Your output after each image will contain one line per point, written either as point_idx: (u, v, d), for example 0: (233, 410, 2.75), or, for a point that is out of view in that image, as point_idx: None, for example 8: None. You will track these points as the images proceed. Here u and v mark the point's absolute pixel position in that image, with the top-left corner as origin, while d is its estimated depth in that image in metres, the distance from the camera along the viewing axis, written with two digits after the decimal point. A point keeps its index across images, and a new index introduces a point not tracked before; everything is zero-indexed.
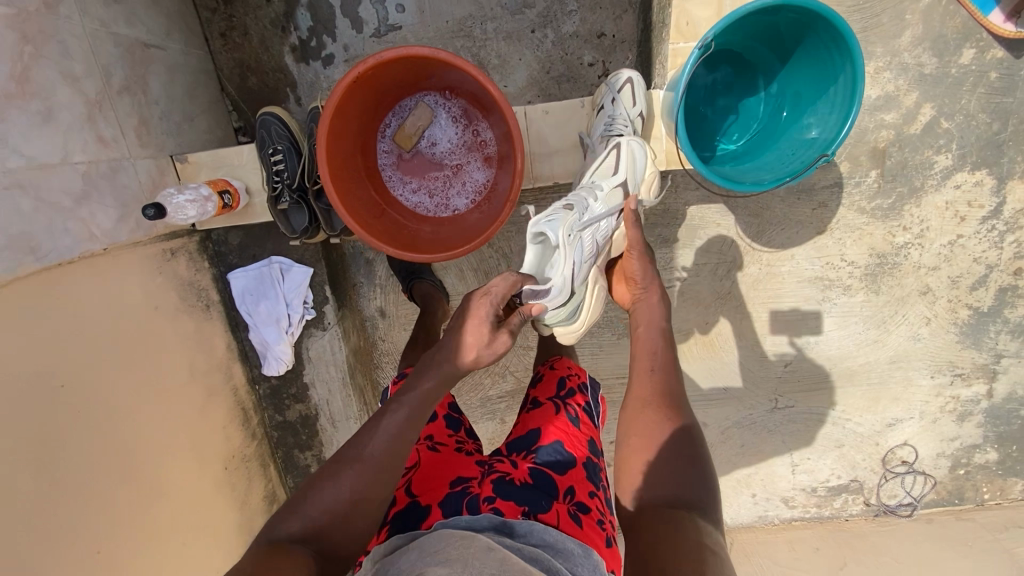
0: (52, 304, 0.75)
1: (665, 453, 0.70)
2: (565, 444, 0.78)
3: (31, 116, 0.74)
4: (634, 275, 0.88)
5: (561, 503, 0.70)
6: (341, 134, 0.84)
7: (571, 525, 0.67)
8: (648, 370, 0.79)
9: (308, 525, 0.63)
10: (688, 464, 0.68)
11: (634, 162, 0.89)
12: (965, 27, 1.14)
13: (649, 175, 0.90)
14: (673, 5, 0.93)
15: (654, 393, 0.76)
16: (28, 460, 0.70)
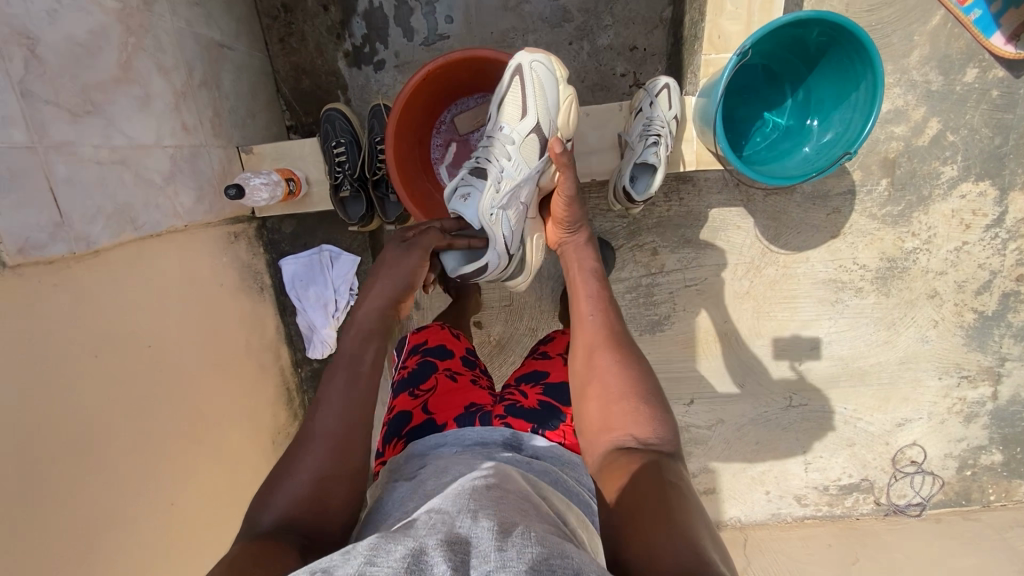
0: (146, 269, 0.81)
1: (612, 390, 0.69)
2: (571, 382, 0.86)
3: (134, 101, 0.81)
4: (570, 219, 0.85)
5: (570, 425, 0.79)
6: (406, 127, 0.92)
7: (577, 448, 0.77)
8: (586, 316, 0.78)
9: (285, 511, 0.60)
10: (632, 394, 0.68)
11: (542, 100, 0.83)
12: (969, 48, 1.24)
13: (564, 107, 0.86)
14: (707, 20, 1.02)
15: (598, 335, 0.75)
16: (122, 413, 0.75)
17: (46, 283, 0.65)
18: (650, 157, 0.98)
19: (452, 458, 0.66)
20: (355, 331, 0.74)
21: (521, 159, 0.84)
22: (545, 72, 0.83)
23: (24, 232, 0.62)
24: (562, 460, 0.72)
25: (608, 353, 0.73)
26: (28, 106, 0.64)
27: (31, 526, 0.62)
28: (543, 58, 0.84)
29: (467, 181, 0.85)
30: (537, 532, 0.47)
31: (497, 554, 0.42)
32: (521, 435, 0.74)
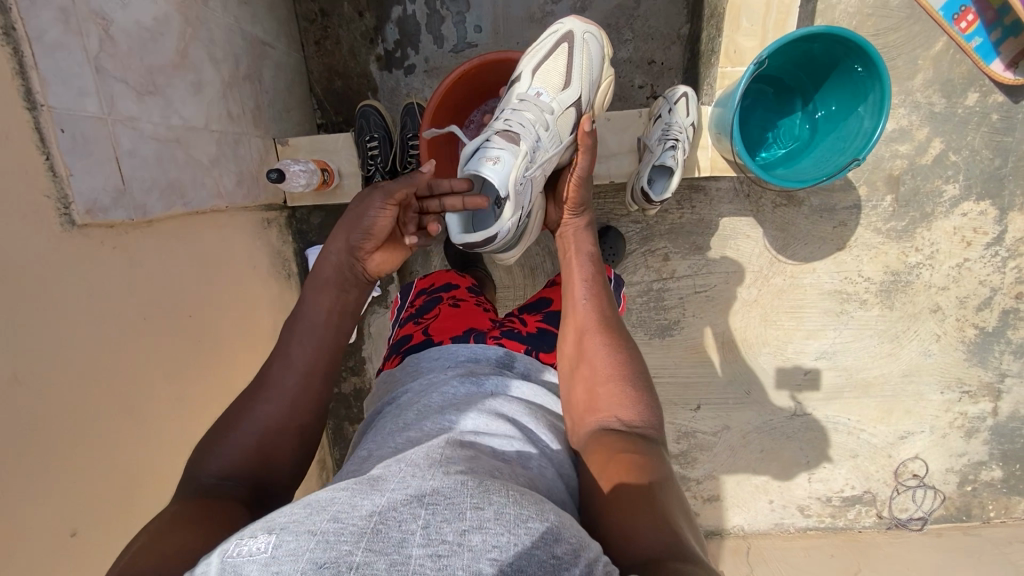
0: (190, 244, 0.85)
1: (601, 375, 0.71)
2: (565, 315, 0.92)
3: (189, 86, 0.87)
4: (576, 202, 0.87)
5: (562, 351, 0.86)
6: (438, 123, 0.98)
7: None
8: (579, 300, 0.80)
9: (236, 460, 0.64)
10: (620, 380, 0.70)
11: (588, 74, 0.91)
12: (970, 74, 1.30)
13: (602, 84, 0.95)
14: (724, 35, 1.08)
15: (589, 319, 0.77)
16: (158, 377, 0.78)
17: (106, 245, 0.69)
18: (668, 160, 1.03)
19: (433, 400, 0.68)
20: (313, 291, 0.77)
21: (558, 127, 0.89)
22: (595, 47, 0.92)
23: (91, 195, 0.66)
24: (543, 402, 0.74)
25: (598, 337, 0.75)
26: (102, 81, 0.68)
27: (80, 474, 0.65)
28: (595, 33, 0.93)
29: (497, 144, 0.84)
30: (511, 489, 0.47)
31: (472, 513, 0.43)
32: (515, 355, 0.80)
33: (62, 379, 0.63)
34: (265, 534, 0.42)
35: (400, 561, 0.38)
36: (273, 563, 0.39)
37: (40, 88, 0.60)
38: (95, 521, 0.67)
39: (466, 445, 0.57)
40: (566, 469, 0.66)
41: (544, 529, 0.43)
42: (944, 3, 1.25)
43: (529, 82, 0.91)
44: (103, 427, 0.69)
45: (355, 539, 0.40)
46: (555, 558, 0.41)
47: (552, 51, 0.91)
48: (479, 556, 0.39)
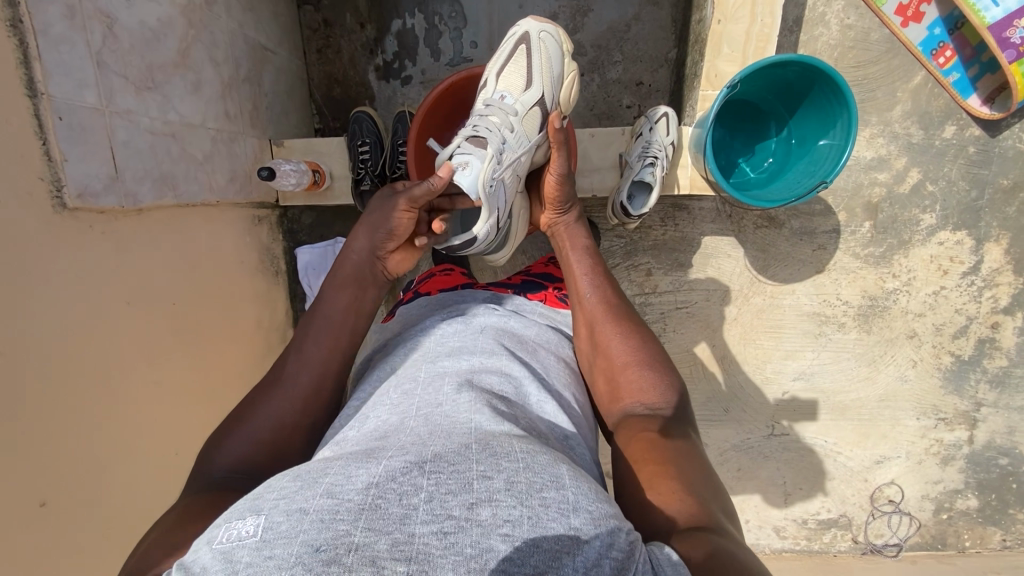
0: (179, 234, 0.88)
1: (617, 362, 0.78)
2: (549, 270, 1.04)
3: (188, 85, 0.91)
4: (559, 199, 0.94)
5: (550, 292, 0.97)
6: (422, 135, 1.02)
7: (557, 304, 0.94)
8: (585, 294, 0.86)
9: (220, 448, 0.67)
10: (636, 359, 0.77)
11: (548, 72, 0.93)
12: (948, 107, 1.35)
13: (567, 80, 0.96)
14: (705, 60, 1.12)
15: (596, 309, 0.84)
16: (139, 360, 0.80)
17: (95, 229, 0.73)
18: (646, 176, 1.07)
19: (434, 360, 0.72)
20: (333, 288, 0.83)
21: (524, 126, 0.91)
22: (553, 46, 0.94)
23: (83, 180, 0.70)
24: (516, 328, 0.83)
25: (604, 321, 0.82)
26: (103, 75, 0.72)
27: (55, 449, 0.67)
28: (552, 32, 0.95)
29: (465, 150, 0.88)
30: (517, 453, 0.51)
31: (479, 487, 0.46)
32: (502, 296, 0.91)
33: (42, 354, 0.65)
34: (253, 516, 0.45)
35: (403, 540, 0.41)
36: (265, 546, 0.42)
37: (42, 77, 0.64)
38: (69, 497, 0.69)
39: (467, 405, 0.60)
40: (574, 413, 0.73)
41: (559, 497, 0.47)
42: (923, 39, 1.30)
43: (493, 87, 0.94)
44: (81, 405, 0.71)
45: (353, 517, 0.43)
46: (572, 531, 0.45)
47: (512, 55, 0.94)
48: (489, 532, 0.43)
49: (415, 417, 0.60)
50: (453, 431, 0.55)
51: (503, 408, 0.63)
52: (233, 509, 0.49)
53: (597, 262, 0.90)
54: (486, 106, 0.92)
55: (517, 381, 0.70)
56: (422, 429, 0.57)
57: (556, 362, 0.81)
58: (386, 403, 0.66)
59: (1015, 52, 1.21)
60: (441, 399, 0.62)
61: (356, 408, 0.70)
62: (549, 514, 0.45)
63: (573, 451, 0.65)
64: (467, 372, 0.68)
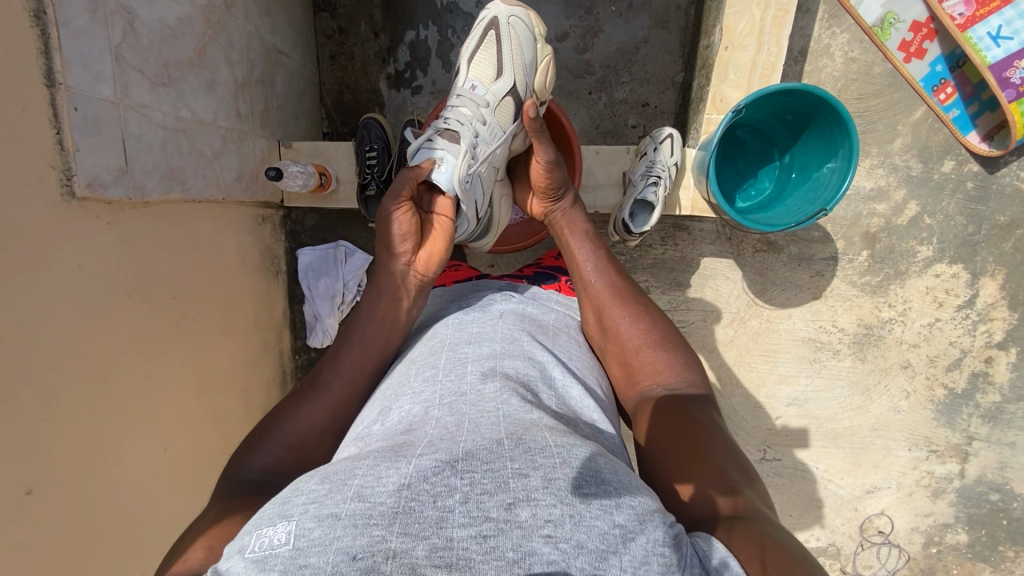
0: (183, 229, 0.89)
1: (630, 346, 0.80)
2: (560, 263, 1.07)
3: (202, 84, 0.92)
4: (551, 186, 0.96)
5: (564, 282, 0.99)
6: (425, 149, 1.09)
7: (572, 293, 0.97)
8: (589, 280, 0.88)
9: None
10: (649, 340, 0.80)
11: (519, 58, 0.96)
12: (947, 142, 1.37)
13: (541, 65, 0.99)
14: (711, 85, 1.15)
15: (603, 293, 0.85)
16: (137, 352, 0.81)
17: (101, 219, 0.73)
18: (649, 195, 1.08)
19: (455, 347, 0.74)
20: (371, 300, 0.84)
21: (497, 118, 0.95)
22: (523, 29, 0.97)
23: (93, 171, 0.70)
24: (531, 310, 0.85)
25: (610, 304, 0.84)
26: (120, 69, 0.74)
27: (47, 437, 0.67)
28: (522, 14, 0.97)
29: (441, 146, 0.92)
30: (550, 450, 0.53)
31: (516, 487, 0.48)
32: (517, 285, 0.94)
33: (39, 340, 0.65)
34: (284, 523, 0.47)
35: (442, 545, 0.44)
36: (300, 554, 0.44)
37: (60, 68, 0.65)
38: (58, 488, 0.68)
39: (494, 397, 0.62)
40: (602, 401, 0.76)
41: (600, 495, 0.49)
42: (925, 75, 1.32)
43: (465, 77, 0.98)
44: (75, 394, 0.71)
45: (387, 522, 0.45)
46: (618, 529, 0.47)
47: (482, 43, 0.97)
48: (531, 534, 0.45)
49: (439, 408, 0.62)
50: (481, 425, 0.57)
51: (530, 397, 0.65)
52: (261, 516, 0.50)
53: (598, 246, 0.92)
54: (458, 96, 0.96)
55: (542, 367, 0.72)
56: (448, 420, 0.59)
57: (577, 345, 0.83)
58: (410, 392, 0.68)
59: (1014, 92, 1.24)
60: (465, 390, 0.64)
61: (382, 397, 0.72)
62: (591, 512, 0.47)
63: (605, 439, 0.67)
64: (489, 361, 0.70)
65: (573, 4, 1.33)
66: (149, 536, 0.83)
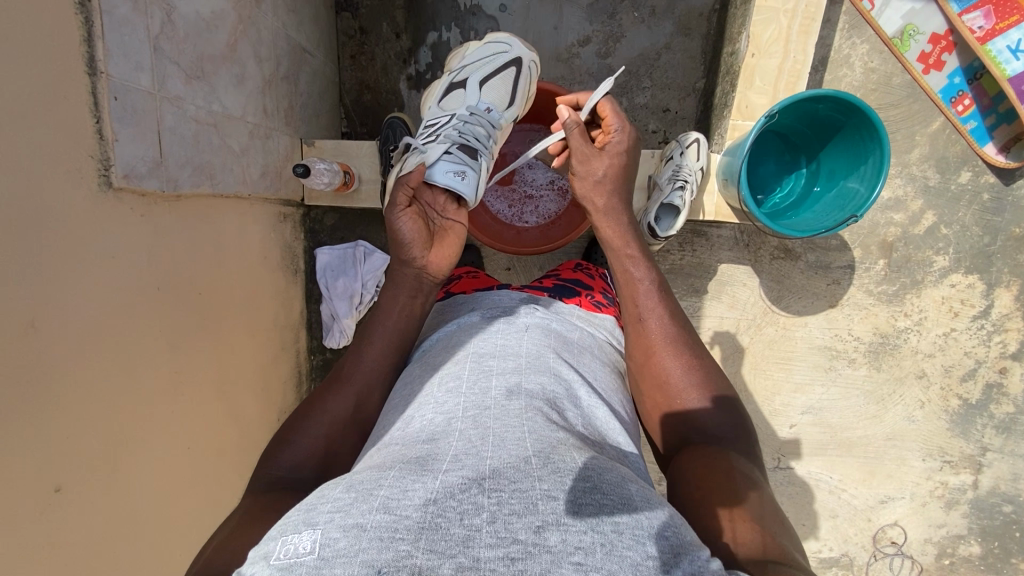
0: (210, 224, 0.88)
1: (679, 398, 0.77)
2: (579, 276, 1.01)
3: (233, 78, 0.91)
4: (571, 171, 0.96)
5: (585, 297, 0.94)
6: None
7: (592, 309, 0.92)
8: (643, 318, 0.83)
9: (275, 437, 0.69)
10: (702, 396, 0.77)
11: (528, 96, 1.05)
12: (964, 153, 1.38)
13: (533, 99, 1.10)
14: (737, 91, 1.15)
15: (658, 338, 0.81)
16: (165, 348, 0.79)
17: (136, 212, 0.72)
18: (676, 199, 1.08)
19: (480, 356, 0.71)
20: (389, 296, 0.81)
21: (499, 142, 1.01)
22: (534, 75, 1.06)
23: (130, 162, 0.69)
24: (557, 326, 0.81)
25: (665, 351, 0.80)
26: (157, 60, 0.73)
27: (78, 432, 0.65)
28: (534, 61, 1.06)
29: (461, 158, 0.91)
30: (579, 472, 0.52)
31: (544, 510, 0.47)
32: (538, 298, 0.88)
33: (72, 332, 0.64)
34: (308, 530, 0.45)
35: (469, 565, 0.42)
36: (324, 564, 0.42)
37: (103, 56, 0.64)
38: (85, 486, 0.66)
39: (519, 410, 0.61)
40: (627, 425, 0.73)
41: (631, 523, 0.48)
42: (943, 86, 1.34)
43: (477, 98, 0.99)
44: (107, 388, 0.69)
45: (414, 537, 0.44)
46: (650, 560, 0.46)
47: (501, 73, 1.01)
48: (560, 560, 0.43)
49: (463, 419, 0.60)
50: (506, 441, 0.55)
51: (555, 415, 0.63)
52: (284, 522, 0.48)
53: (657, 278, 0.86)
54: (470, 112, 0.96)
55: (568, 384, 0.70)
56: (473, 433, 0.57)
57: (602, 368, 0.79)
58: (433, 400, 0.66)
59: None
60: (490, 402, 0.62)
61: (402, 402, 0.70)
62: (623, 541, 0.46)
63: (628, 461, 0.65)
64: (515, 374, 0.67)
65: (596, 10, 1.34)
66: (172, 536, 0.81)
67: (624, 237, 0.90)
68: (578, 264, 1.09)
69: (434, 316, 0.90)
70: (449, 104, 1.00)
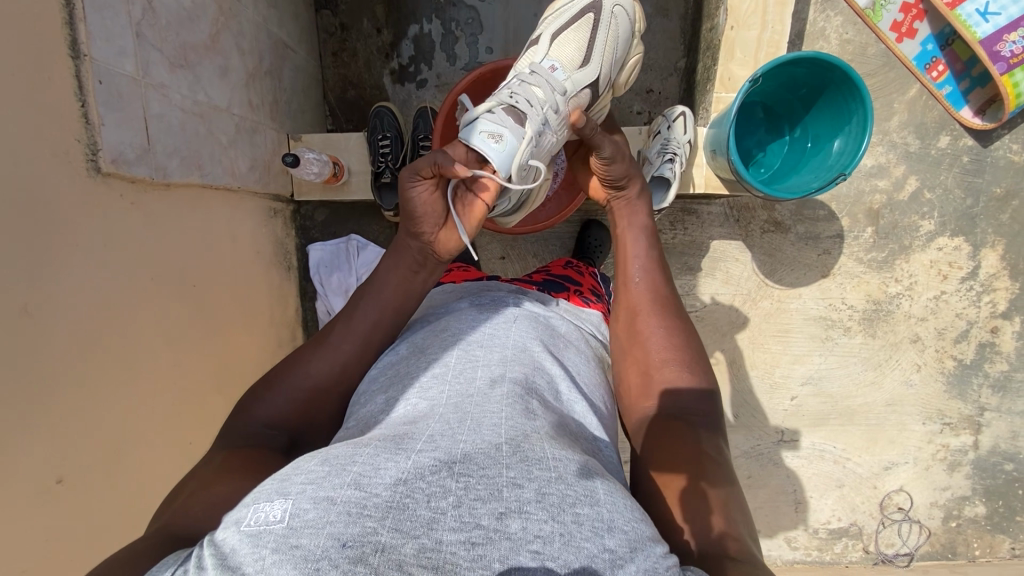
0: (200, 215, 0.87)
1: (653, 357, 0.77)
2: (569, 273, 1.02)
3: (216, 69, 0.91)
4: (611, 177, 0.90)
5: (574, 292, 0.95)
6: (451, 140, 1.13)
7: (581, 303, 0.93)
8: (632, 279, 0.84)
9: (277, 415, 0.68)
10: (675, 358, 0.76)
11: (610, 54, 0.93)
12: (941, 119, 1.41)
13: (629, 62, 0.99)
14: (719, 64, 1.16)
15: (643, 298, 0.82)
16: (161, 339, 0.77)
17: (125, 199, 0.71)
18: (666, 171, 1.09)
19: (466, 345, 0.69)
20: (386, 267, 0.80)
21: (568, 107, 0.89)
22: (622, 24, 0.93)
23: (118, 147, 0.68)
24: (546, 318, 0.80)
25: (660, 326, 0.79)
26: (141, 46, 0.72)
27: (76, 421, 0.64)
28: (621, 9, 0.94)
29: (502, 122, 0.82)
30: (548, 462, 0.49)
31: (509, 497, 0.45)
32: (527, 290, 0.89)
33: (65, 321, 0.62)
34: (281, 500, 0.44)
35: (430, 547, 0.41)
36: (292, 534, 0.41)
37: (85, 39, 0.63)
38: (80, 476, 0.64)
39: (498, 397, 0.59)
40: (605, 419, 0.71)
41: (593, 515, 0.46)
42: (917, 54, 1.37)
43: (545, 55, 0.91)
44: (103, 378, 0.67)
45: (380, 515, 0.42)
46: (607, 553, 0.44)
47: (575, 24, 0.91)
48: (519, 547, 0.42)
49: (444, 404, 0.58)
50: (483, 426, 0.54)
51: (536, 403, 0.61)
52: (259, 490, 0.47)
53: (653, 247, 0.87)
54: (528, 76, 0.88)
55: (551, 378, 0.67)
56: (451, 418, 0.55)
57: (586, 361, 0.77)
58: (416, 383, 0.64)
59: (1005, 65, 1.28)
60: (472, 389, 0.60)
61: (385, 384, 0.68)
62: (582, 532, 0.44)
63: (602, 454, 0.63)
64: (498, 364, 0.65)
65: None
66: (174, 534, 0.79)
67: (639, 211, 0.91)
68: (568, 261, 1.10)
69: (427, 302, 0.88)
70: (521, 64, 0.95)
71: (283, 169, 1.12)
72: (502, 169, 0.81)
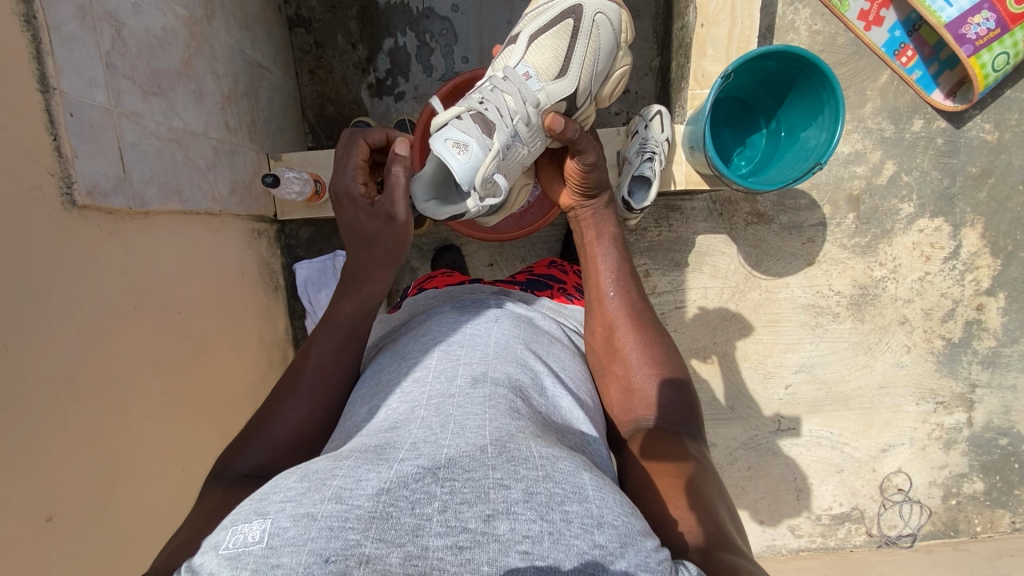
0: (182, 239, 0.86)
1: (633, 372, 0.77)
2: (553, 271, 1.03)
3: (191, 94, 0.90)
4: (588, 184, 0.91)
5: (557, 290, 0.96)
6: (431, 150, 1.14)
7: (565, 301, 0.94)
8: (606, 293, 0.84)
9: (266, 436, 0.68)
10: (655, 371, 0.77)
11: (591, 64, 0.92)
12: (914, 103, 1.43)
13: (616, 74, 0.97)
14: (691, 62, 1.17)
15: (619, 311, 0.82)
16: (148, 368, 0.77)
17: (104, 229, 0.71)
18: (646, 170, 1.10)
19: (447, 347, 0.69)
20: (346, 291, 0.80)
21: (540, 118, 0.90)
22: (607, 32, 0.92)
23: (93, 178, 0.68)
24: (528, 317, 0.81)
25: (635, 341, 0.79)
26: (112, 76, 0.72)
27: (65, 458, 0.63)
28: (606, 13, 0.91)
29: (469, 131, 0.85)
30: (535, 460, 0.49)
31: (495, 498, 0.45)
32: (510, 290, 0.90)
33: (48, 358, 0.62)
34: (259, 520, 0.44)
35: (416, 554, 0.41)
36: (273, 553, 0.41)
37: (54, 73, 0.63)
38: (72, 512, 0.64)
39: (480, 397, 0.59)
40: (592, 414, 0.71)
41: (582, 511, 0.46)
42: (885, 40, 1.39)
43: (521, 59, 0.91)
44: (92, 412, 0.67)
45: (363, 526, 0.42)
46: (598, 549, 0.44)
47: (553, 29, 0.90)
48: (507, 548, 0.42)
49: (426, 407, 0.59)
50: (466, 428, 0.54)
51: (520, 403, 0.60)
52: (238, 511, 0.47)
53: (623, 259, 0.87)
54: (501, 80, 0.89)
55: (535, 374, 0.68)
56: (434, 422, 0.56)
57: (572, 357, 0.78)
58: (397, 390, 0.64)
59: (971, 47, 1.30)
60: (454, 390, 0.60)
61: (369, 394, 0.68)
62: (571, 530, 0.44)
63: (591, 449, 0.64)
64: (480, 364, 0.65)
65: None
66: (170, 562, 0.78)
67: (609, 223, 0.91)
68: (551, 260, 1.10)
69: (407, 309, 0.88)
70: (498, 64, 0.95)
71: (264, 189, 1.12)
72: (465, 180, 0.85)
